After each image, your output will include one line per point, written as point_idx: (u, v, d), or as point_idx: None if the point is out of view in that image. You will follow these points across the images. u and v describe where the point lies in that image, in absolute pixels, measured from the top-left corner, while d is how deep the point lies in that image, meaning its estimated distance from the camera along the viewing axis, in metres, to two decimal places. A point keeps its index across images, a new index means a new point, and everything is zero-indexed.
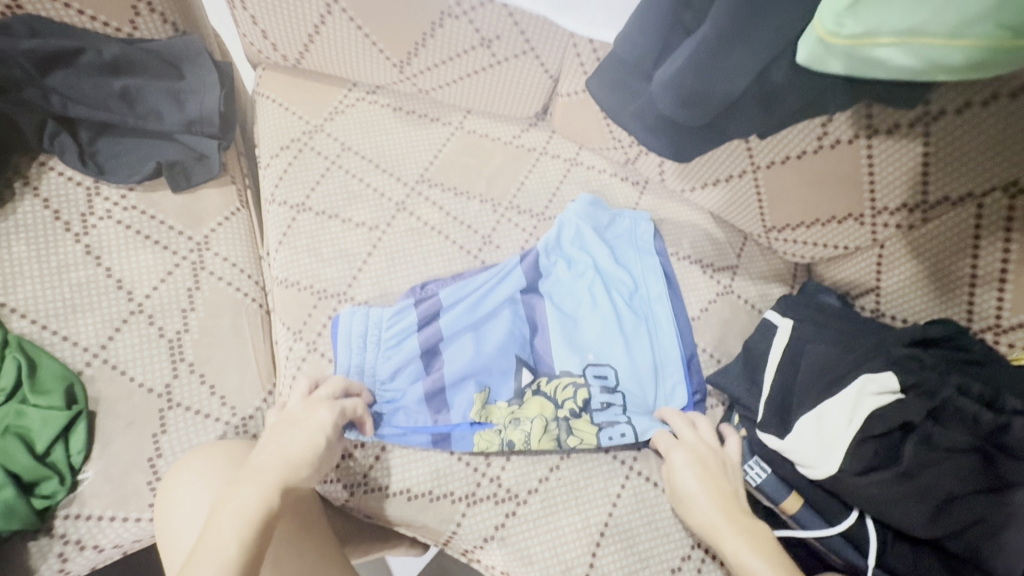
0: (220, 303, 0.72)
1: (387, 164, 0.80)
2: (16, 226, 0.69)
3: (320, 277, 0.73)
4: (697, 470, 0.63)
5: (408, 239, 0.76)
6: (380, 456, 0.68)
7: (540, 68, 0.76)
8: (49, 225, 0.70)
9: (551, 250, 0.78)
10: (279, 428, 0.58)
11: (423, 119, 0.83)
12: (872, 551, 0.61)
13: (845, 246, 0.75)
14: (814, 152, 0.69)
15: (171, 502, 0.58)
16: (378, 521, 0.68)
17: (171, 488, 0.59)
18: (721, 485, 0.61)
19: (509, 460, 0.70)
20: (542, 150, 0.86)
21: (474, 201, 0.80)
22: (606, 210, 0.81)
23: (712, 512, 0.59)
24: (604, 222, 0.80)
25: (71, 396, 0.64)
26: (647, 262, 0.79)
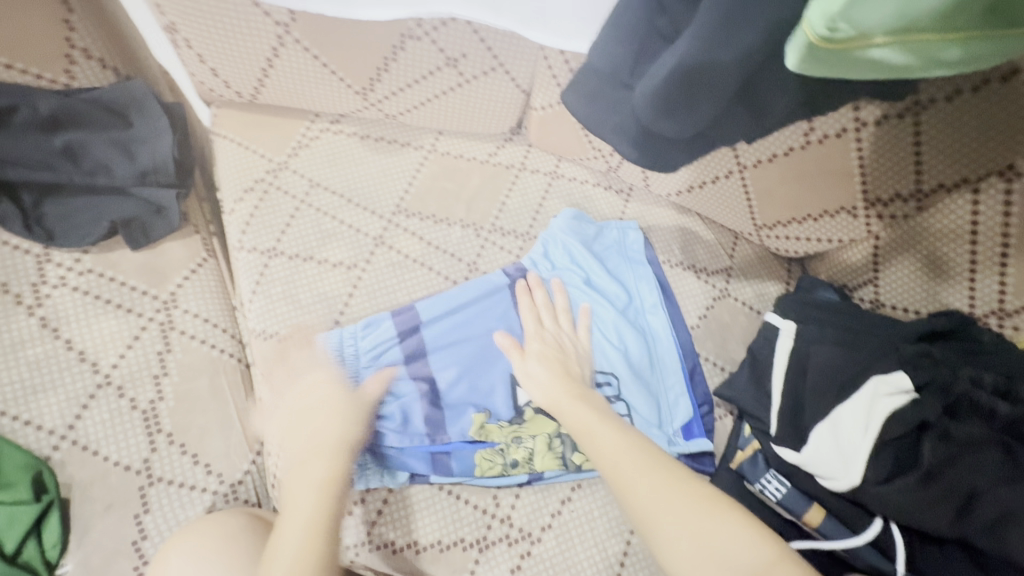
0: (195, 364, 0.67)
1: (360, 197, 0.76)
2: None
3: (301, 325, 0.69)
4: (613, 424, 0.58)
5: (391, 274, 0.72)
6: (383, 508, 0.65)
7: (510, 83, 0.72)
8: None
9: (540, 264, 0.75)
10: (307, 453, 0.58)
11: (393, 145, 0.79)
12: (901, 556, 0.59)
13: (839, 239, 0.74)
14: (801, 147, 0.67)
15: None
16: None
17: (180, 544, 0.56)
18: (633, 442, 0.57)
19: (519, 497, 0.67)
20: (520, 166, 0.82)
21: (455, 227, 0.76)
22: (591, 222, 0.78)
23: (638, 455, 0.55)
24: (592, 234, 0.77)
25: (39, 486, 0.60)
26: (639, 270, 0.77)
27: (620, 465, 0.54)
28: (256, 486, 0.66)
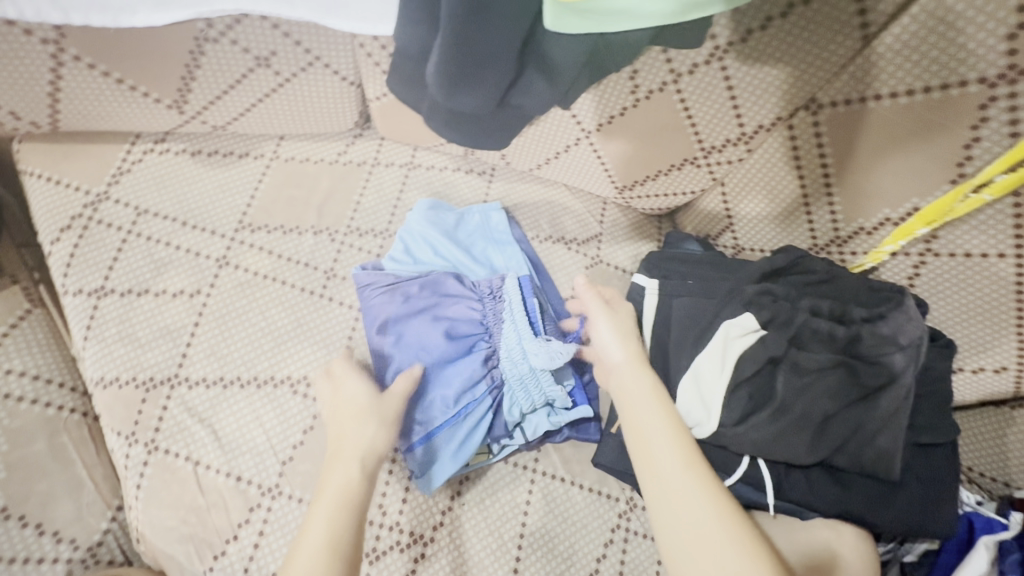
0: (25, 427, 0.61)
1: (197, 218, 0.71)
2: None
3: (144, 365, 0.64)
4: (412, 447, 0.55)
5: (239, 296, 0.68)
6: (259, 542, 0.59)
7: (335, 77, 0.68)
8: None
9: (403, 258, 0.72)
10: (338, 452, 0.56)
11: (228, 157, 0.74)
12: (769, 487, 0.61)
13: (692, 191, 0.75)
14: (632, 106, 0.66)
15: None
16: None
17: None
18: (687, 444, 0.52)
19: (406, 501, 0.65)
20: (373, 161, 0.79)
21: (307, 235, 0.73)
22: (449, 210, 0.76)
23: (673, 451, 0.51)
24: (452, 222, 0.76)
25: None
26: (505, 255, 0.75)
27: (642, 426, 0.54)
28: (120, 544, 0.61)
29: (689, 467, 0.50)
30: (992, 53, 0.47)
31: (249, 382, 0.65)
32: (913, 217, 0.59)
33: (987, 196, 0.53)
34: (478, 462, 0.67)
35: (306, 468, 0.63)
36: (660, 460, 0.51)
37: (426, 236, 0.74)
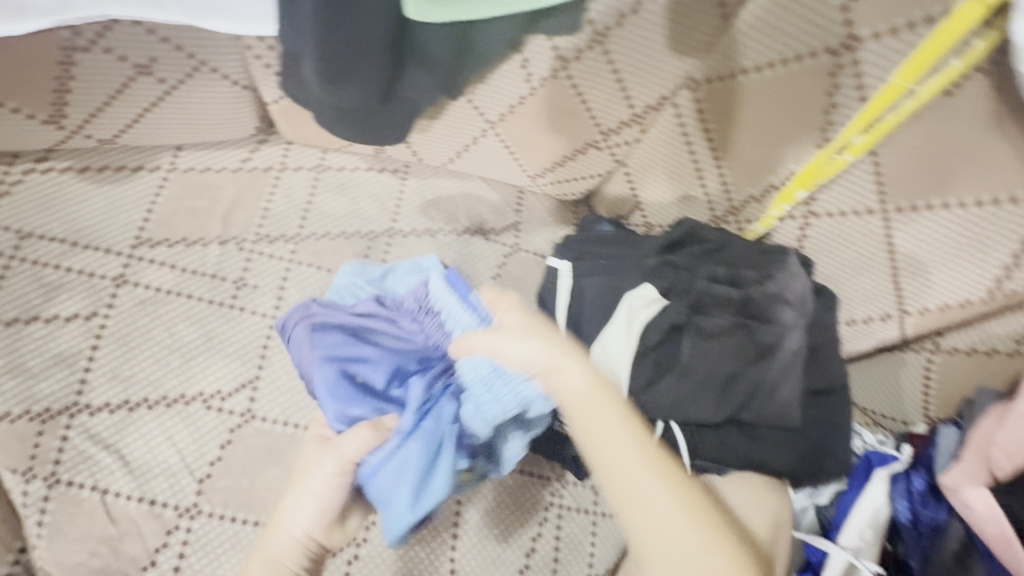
0: None
1: (89, 238, 0.68)
2: None
3: (38, 396, 0.60)
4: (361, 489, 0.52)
5: (142, 314, 0.65)
6: (183, 561, 0.59)
7: (225, 82, 0.66)
8: None
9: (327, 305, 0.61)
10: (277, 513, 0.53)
11: (121, 172, 0.71)
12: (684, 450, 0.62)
13: (598, 173, 0.77)
14: (529, 94, 0.67)
15: None
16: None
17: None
18: (652, 444, 0.48)
19: None
20: (280, 166, 0.77)
21: (212, 246, 0.71)
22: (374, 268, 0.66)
23: (632, 451, 0.47)
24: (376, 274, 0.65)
25: None
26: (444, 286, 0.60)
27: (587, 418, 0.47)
28: None
29: (665, 475, 0.47)
30: (833, 24, 0.51)
31: (157, 402, 0.62)
32: (792, 181, 0.63)
33: (849, 157, 0.58)
34: None
35: (228, 482, 0.62)
36: (614, 461, 0.46)
37: (359, 291, 0.65)
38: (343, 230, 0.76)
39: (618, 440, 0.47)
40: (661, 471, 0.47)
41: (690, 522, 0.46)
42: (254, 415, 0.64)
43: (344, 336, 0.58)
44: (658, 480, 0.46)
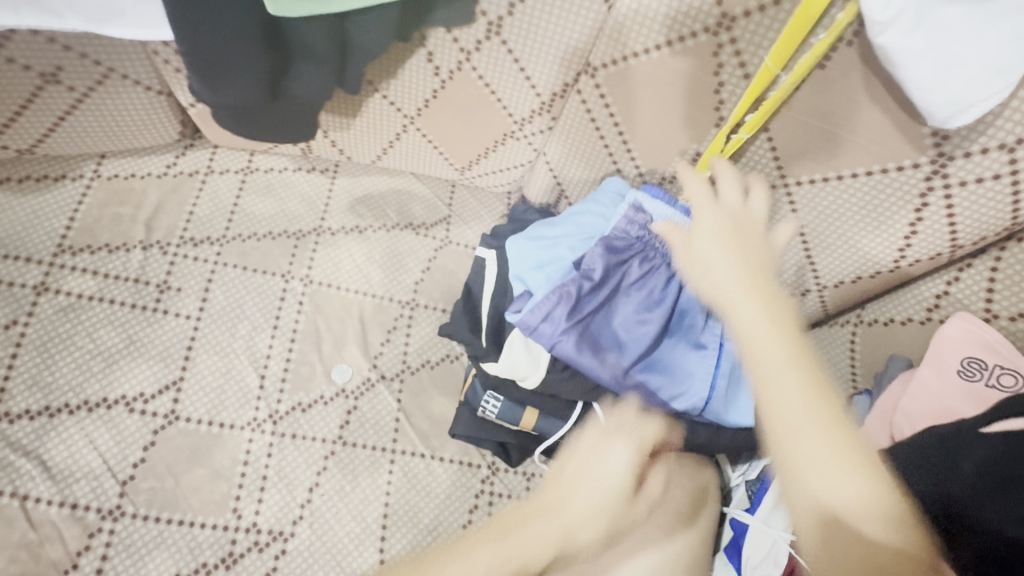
0: None
1: (11, 247, 0.68)
2: None
3: None
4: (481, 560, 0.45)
5: (64, 320, 0.66)
6: (105, 563, 0.59)
7: (139, 88, 0.67)
8: None
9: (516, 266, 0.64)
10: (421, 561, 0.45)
11: (42, 181, 0.72)
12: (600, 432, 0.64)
13: (522, 164, 0.77)
14: (440, 88, 0.68)
15: None
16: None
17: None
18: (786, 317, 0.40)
19: (261, 500, 0.64)
20: (207, 169, 0.78)
21: (136, 251, 0.71)
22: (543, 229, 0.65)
23: (758, 317, 0.39)
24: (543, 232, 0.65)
25: None
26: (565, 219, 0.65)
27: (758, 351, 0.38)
28: None
29: (813, 403, 0.36)
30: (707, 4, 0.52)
31: (79, 406, 0.63)
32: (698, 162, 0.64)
33: (744, 135, 0.58)
34: (334, 451, 0.67)
35: (152, 483, 0.62)
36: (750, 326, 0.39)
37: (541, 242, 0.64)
38: (270, 230, 0.77)
39: (740, 309, 0.40)
40: (808, 380, 0.37)
41: (820, 411, 0.36)
42: (177, 415, 0.65)
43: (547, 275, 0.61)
44: (782, 355, 0.37)
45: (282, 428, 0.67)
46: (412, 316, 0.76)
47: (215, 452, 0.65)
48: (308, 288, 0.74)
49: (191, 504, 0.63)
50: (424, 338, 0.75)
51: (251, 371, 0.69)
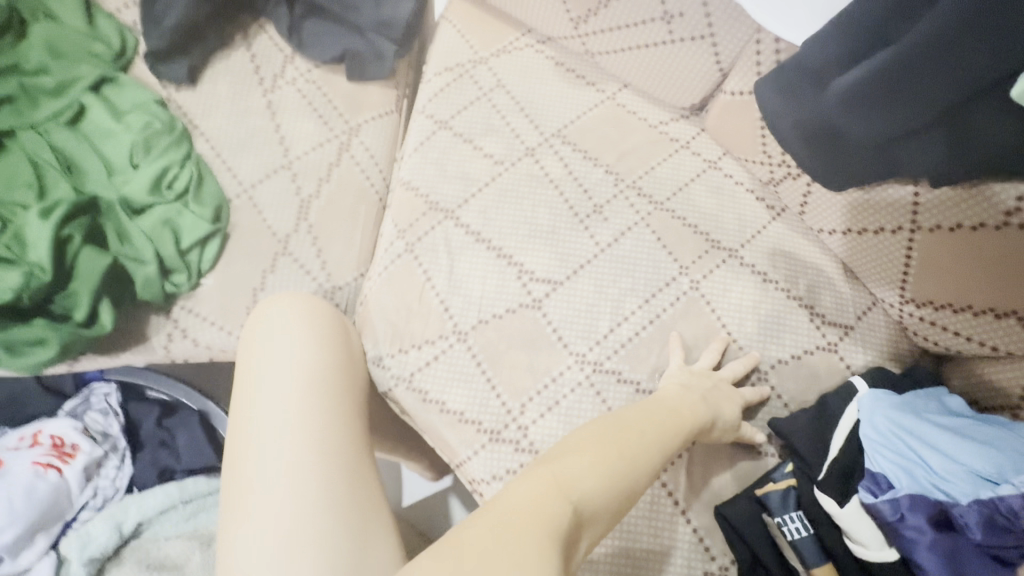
0: (349, 184, 0.80)
1: (532, 111, 0.82)
2: (226, 70, 0.82)
3: (437, 190, 0.78)
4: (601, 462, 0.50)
5: (526, 184, 0.79)
6: (431, 363, 0.72)
7: (712, 55, 0.75)
8: (250, 78, 0.82)
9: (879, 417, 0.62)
10: (554, 453, 0.51)
11: (579, 80, 0.85)
12: None
13: (998, 348, 0.64)
14: (997, 227, 0.59)
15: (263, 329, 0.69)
16: (409, 429, 0.71)
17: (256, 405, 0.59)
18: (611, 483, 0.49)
19: (543, 417, 0.70)
20: (685, 143, 0.83)
21: (599, 169, 0.80)
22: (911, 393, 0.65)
23: (524, 486, 0.46)
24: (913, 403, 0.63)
25: (214, 217, 0.74)
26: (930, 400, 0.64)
27: (540, 506, 0.44)
28: (349, 297, 0.78)
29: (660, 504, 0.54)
30: None
31: (494, 248, 0.76)
32: None
33: None
34: None
35: (492, 335, 0.73)
36: None
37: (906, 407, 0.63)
38: (696, 224, 0.79)
39: (580, 481, 0.47)
40: None
41: (601, 480, 0.49)
42: (541, 307, 0.74)
43: (887, 436, 0.61)
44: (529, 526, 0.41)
45: (595, 382, 0.72)
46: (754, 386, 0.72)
47: (542, 355, 0.73)
48: (691, 292, 0.76)
49: (503, 376, 0.72)
50: (746, 410, 0.71)
51: (607, 318, 0.74)
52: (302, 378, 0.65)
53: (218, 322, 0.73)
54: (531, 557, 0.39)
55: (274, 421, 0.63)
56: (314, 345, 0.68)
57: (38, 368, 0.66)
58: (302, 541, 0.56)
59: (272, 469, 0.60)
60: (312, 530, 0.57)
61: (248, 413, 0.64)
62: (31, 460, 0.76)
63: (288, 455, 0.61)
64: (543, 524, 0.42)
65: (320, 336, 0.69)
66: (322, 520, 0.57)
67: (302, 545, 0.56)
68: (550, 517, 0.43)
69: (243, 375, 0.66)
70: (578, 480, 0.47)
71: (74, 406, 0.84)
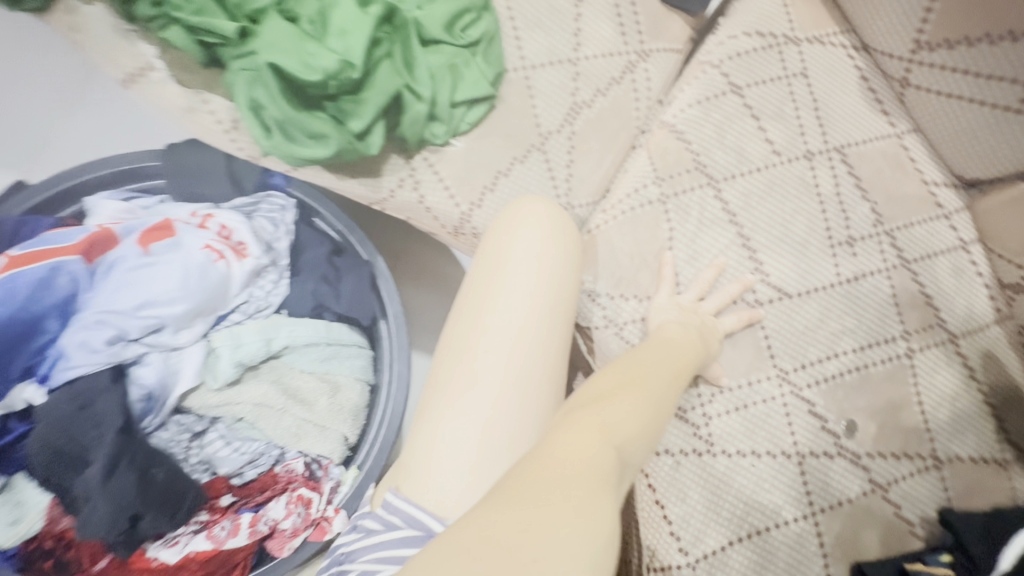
0: (621, 107, 0.75)
1: (825, 115, 0.76)
2: None
3: (708, 156, 0.73)
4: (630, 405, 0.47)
5: (794, 186, 0.74)
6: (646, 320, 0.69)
7: None
8: None
9: None
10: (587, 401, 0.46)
11: (877, 105, 0.79)
12: None
13: None
14: None
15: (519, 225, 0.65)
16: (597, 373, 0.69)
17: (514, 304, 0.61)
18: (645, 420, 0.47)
19: (727, 414, 0.69)
20: (949, 213, 0.78)
21: (866, 204, 0.76)
22: None
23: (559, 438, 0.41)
24: None
25: (493, 84, 0.68)
26: None
27: (575, 454, 0.39)
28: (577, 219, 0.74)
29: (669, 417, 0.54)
30: None
31: (743, 237, 0.71)
32: None
33: None
34: (789, 457, 0.69)
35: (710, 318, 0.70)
36: None
37: None
38: (931, 296, 0.76)
39: (612, 417, 0.44)
40: None
41: (638, 423, 0.46)
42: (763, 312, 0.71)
43: None
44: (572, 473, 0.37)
45: (789, 404, 0.70)
46: (924, 467, 0.72)
47: (750, 359, 0.70)
48: (902, 357, 0.74)
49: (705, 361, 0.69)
50: (909, 488, 0.71)
51: (820, 350, 0.71)
52: (547, 299, 0.63)
53: (455, 189, 0.69)
54: (578, 511, 0.35)
55: (511, 325, 0.60)
56: (563, 265, 0.65)
57: (286, 157, 0.58)
58: (503, 453, 0.57)
59: (490, 380, 0.59)
60: (515, 447, 0.57)
61: (478, 313, 0.61)
62: (206, 241, 0.72)
63: (515, 364, 0.59)
64: (597, 469, 0.38)
65: (563, 264, 0.65)
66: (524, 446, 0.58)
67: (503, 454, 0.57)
68: (588, 466, 0.38)
69: (485, 263, 0.64)
70: (617, 424, 0.44)
71: (243, 204, 0.78)
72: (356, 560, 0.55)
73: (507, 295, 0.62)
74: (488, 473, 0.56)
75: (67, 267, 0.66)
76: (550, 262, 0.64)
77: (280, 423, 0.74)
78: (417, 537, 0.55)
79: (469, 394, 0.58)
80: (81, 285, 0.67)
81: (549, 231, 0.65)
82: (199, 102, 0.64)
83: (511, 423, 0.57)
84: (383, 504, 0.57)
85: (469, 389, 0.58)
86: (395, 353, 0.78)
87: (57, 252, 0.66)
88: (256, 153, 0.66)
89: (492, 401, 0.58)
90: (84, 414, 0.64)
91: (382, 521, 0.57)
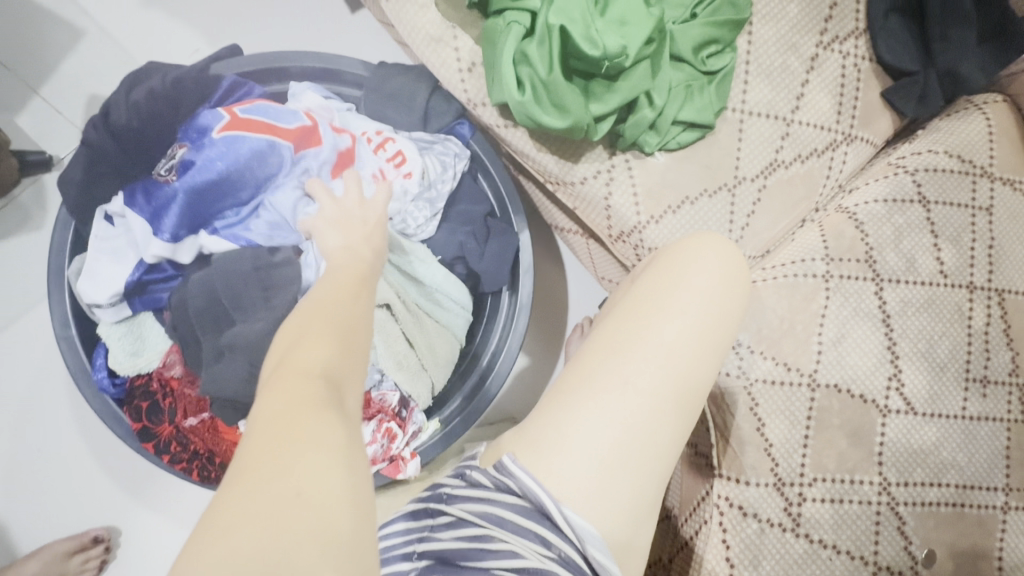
0: (812, 178, 0.76)
1: (997, 256, 0.77)
2: None
3: (880, 253, 0.74)
4: (328, 343, 0.40)
5: (949, 311, 0.74)
6: (775, 385, 0.70)
7: None
8: (818, 18, 0.75)
9: None
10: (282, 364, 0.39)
11: None
12: None
13: None
14: None
15: (694, 254, 0.62)
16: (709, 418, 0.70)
17: (675, 330, 0.58)
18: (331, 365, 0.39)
19: (822, 501, 0.69)
20: None
21: (1009, 354, 0.76)
22: None
23: (288, 407, 0.36)
24: None
25: (716, 115, 0.70)
26: None
27: (280, 431, 0.35)
28: None
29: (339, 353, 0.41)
30: None
31: (889, 339, 0.72)
32: None
33: None
34: (865, 564, 0.69)
35: (834, 405, 0.70)
36: None
37: None
38: None
39: (312, 362, 0.39)
40: None
41: (336, 357, 0.40)
42: (885, 417, 0.71)
43: None
44: (302, 436, 0.35)
45: (882, 513, 0.70)
46: None
47: (859, 457, 0.70)
48: (997, 508, 0.73)
49: (817, 443, 0.70)
50: None
51: (923, 474, 0.71)
52: (712, 333, 0.59)
53: (642, 199, 0.70)
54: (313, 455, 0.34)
55: (674, 345, 0.58)
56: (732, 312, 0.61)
57: (524, 115, 0.61)
58: (626, 462, 0.55)
59: (638, 388, 0.56)
60: (641, 464, 0.56)
61: (642, 322, 0.58)
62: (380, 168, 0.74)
63: (665, 383, 0.57)
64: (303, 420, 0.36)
65: (723, 315, 0.60)
66: (645, 473, 0.56)
67: (626, 464, 0.55)
68: (269, 473, 0.33)
69: (655, 276, 0.61)
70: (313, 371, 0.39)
71: (422, 138, 0.78)
72: (454, 506, 0.56)
73: (674, 312, 0.59)
74: (604, 480, 0.54)
75: (279, 152, 0.69)
76: (705, 307, 0.59)
77: (392, 355, 0.75)
78: (526, 508, 0.55)
79: (612, 396, 0.56)
80: (283, 171, 0.70)
81: (725, 271, 0.61)
82: (448, 37, 0.67)
83: (641, 440, 0.56)
84: (495, 463, 0.56)
85: (615, 391, 0.56)
86: (509, 335, 0.79)
87: (276, 132, 0.69)
88: (478, 101, 0.68)
89: (635, 410, 0.56)
90: (252, 282, 0.68)
91: (491, 479, 0.56)
